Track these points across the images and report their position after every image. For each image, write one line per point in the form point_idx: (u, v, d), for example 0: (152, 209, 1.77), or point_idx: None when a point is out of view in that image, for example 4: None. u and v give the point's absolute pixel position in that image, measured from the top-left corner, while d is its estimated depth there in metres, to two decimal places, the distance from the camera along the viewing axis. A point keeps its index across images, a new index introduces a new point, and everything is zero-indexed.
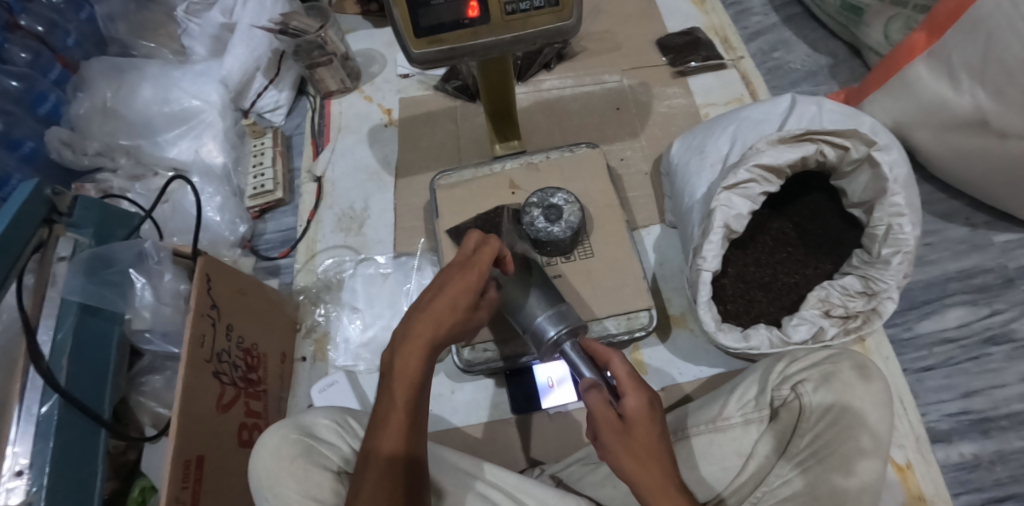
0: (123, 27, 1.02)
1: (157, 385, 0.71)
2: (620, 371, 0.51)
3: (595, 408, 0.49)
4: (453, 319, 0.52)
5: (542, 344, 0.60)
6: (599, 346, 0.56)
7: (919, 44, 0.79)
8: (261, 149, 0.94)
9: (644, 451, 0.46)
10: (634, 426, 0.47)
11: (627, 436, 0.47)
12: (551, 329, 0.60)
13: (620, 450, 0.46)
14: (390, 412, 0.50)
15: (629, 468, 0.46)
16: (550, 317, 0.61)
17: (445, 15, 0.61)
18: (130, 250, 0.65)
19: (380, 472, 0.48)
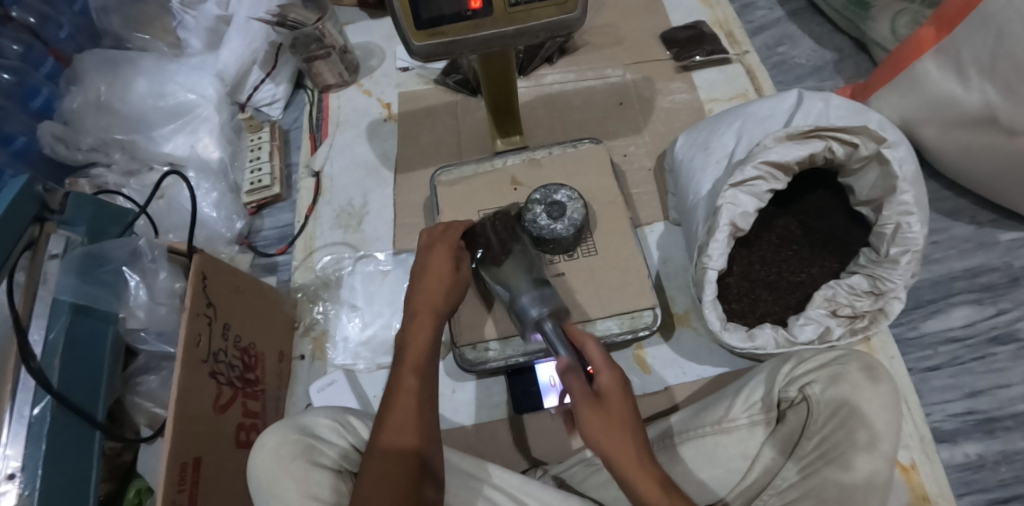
0: (117, 20, 0.99)
1: (153, 386, 0.69)
2: (593, 351, 0.50)
3: (573, 390, 0.49)
4: (439, 294, 0.56)
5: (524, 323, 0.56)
6: (576, 328, 0.55)
7: (927, 39, 0.78)
8: (258, 144, 0.93)
9: (616, 424, 0.46)
10: (608, 403, 0.47)
11: (601, 411, 0.47)
12: (534, 309, 0.56)
13: (596, 423, 0.46)
14: (395, 401, 0.50)
15: (601, 440, 0.46)
16: (534, 296, 0.57)
17: (446, 8, 0.60)
18: (124, 248, 0.64)
19: (389, 461, 0.47)
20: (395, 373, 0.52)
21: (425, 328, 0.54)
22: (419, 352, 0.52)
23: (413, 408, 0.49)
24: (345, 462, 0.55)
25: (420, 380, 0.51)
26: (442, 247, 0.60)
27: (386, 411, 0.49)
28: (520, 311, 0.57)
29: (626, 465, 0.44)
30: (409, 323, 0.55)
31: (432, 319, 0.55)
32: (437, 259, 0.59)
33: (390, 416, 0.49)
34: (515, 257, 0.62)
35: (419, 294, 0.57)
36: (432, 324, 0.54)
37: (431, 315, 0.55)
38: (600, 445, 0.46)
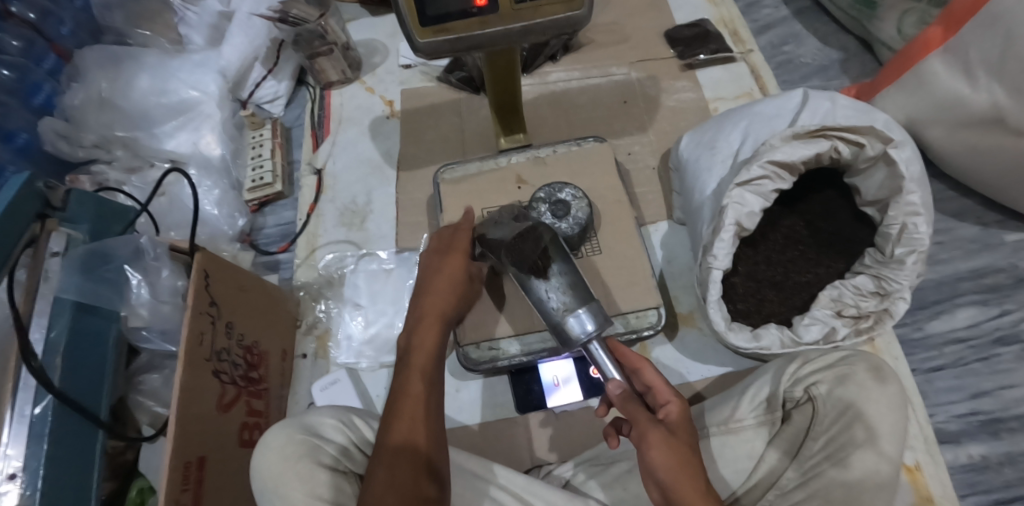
0: (119, 16, 0.99)
1: (156, 384, 0.69)
2: (658, 381, 0.51)
3: (638, 417, 0.48)
4: (444, 299, 0.60)
5: (569, 342, 0.53)
6: (628, 352, 0.55)
7: (935, 39, 0.78)
8: (260, 140, 0.92)
9: (687, 453, 0.46)
10: (678, 433, 0.47)
11: (674, 439, 0.46)
12: (587, 327, 0.52)
13: (666, 449, 0.46)
14: (402, 401, 0.51)
15: (671, 467, 0.45)
16: (588, 311, 0.53)
17: (452, 5, 0.59)
18: (127, 245, 0.63)
19: (392, 458, 0.47)
20: (402, 375, 0.53)
21: (432, 334, 0.56)
22: (428, 355, 0.55)
23: (422, 410, 0.50)
24: (349, 463, 0.55)
25: (428, 383, 0.52)
26: (452, 256, 0.62)
27: (394, 413, 0.50)
28: (568, 327, 0.52)
29: (695, 500, 0.43)
30: (415, 327, 0.58)
31: (437, 325, 0.58)
32: (443, 265, 0.62)
33: (397, 417, 0.50)
34: (561, 258, 0.56)
35: (424, 299, 0.60)
36: (437, 330, 0.57)
37: (437, 321, 0.58)
38: (668, 473, 0.45)
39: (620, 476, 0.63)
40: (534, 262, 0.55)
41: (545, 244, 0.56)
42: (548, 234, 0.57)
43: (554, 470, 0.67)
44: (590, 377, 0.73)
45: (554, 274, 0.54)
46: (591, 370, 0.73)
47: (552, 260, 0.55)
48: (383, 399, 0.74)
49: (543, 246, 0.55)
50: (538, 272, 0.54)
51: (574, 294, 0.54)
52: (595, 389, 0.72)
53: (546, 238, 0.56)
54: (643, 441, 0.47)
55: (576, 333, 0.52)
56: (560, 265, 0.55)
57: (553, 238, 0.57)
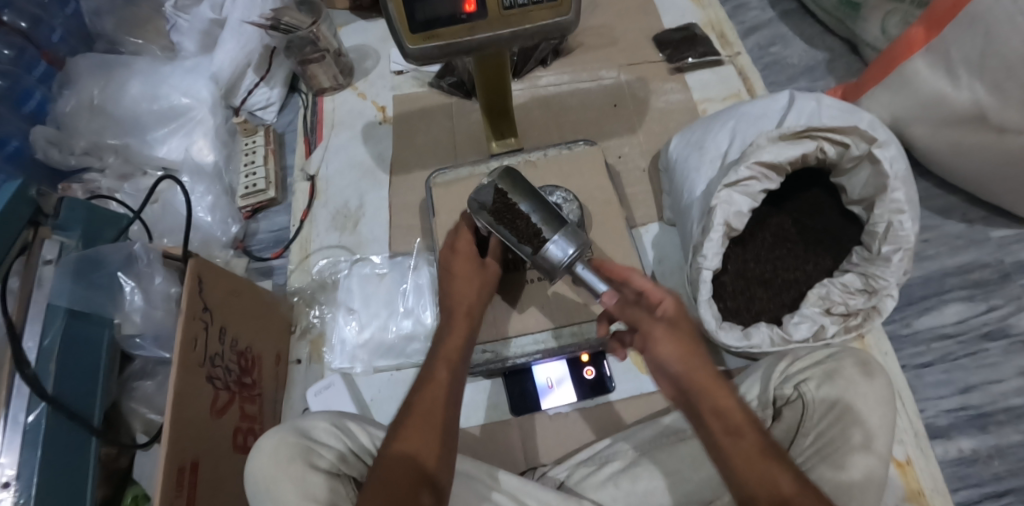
0: (111, 24, 0.99)
1: (149, 390, 0.69)
2: (647, 284, 0.52)
3: (638, 319, 0.51)
4: (469, 294, 0.59)
5: (554, 270, 0.52)
6: (612, 264, 0.56)
7: (918, 39, 0.79)
8: (252, 148, 0.93)
9: (692, 344, 0.48)
10: (679, 327, 0.49)
11: (674, 331, 0.49)
12: (565, 250, 0.52)
13: (672, 342, 0.48)
14: (414, 405, 0.51)
15: (681, 356, 0.47)
16: (561, 236, 0.52)
17: (442, 10, 0.60)
18: (119, 252, 0.64)
19: (393, 464, 0.47)
20: (428, 365, 0.54)
21: (460, 333, 0.56)
22: (456, 349, 0.55)
23: (440, 404, 0.51)
24: (343, 466, 0.56)
25: (452, 374, 0.53)
26: (466, 250, 0.61)
27: (405, 414, 0.50)
28: (549, 257, 0.52)
29: (709, 382, 0.46)
30: (445, 323, 0.57)
31: (465, 323, 0.57)
32: (462, 262, 0.61)
33: (408, 422, 0.50)
34: (524, 197, 0.55)
35: (452, 296, 0.59)
36: (465, 331, 0.56)
37: (465, 319, 0.57)
38: (677, 366, 0.47)
39: (612, 475, 0.63)
40: (504, 214, 0.55)
41: (505, 193, 0.55)
42: (507, 179, 0.56)
43: (548, 472, 0.67)
44: (584, 378, 0.73)
45: (524, 217, 0.54)
46: (585, 371, 0.73)
47: (517, 204, 0.55)
48: (377, 403, 0.75)
49: (506, 195, 0.55)
50: (509, 222, 0.55)
51: (545, 227, 0.53)
52: (590, 390, 0.73)
53: (504, 186, 0.56)
54: (650, 337, 0.49)
55: (557, 261, 0.52)
56: (526, 204, 0.54)
57: (512, 179, 0.56)
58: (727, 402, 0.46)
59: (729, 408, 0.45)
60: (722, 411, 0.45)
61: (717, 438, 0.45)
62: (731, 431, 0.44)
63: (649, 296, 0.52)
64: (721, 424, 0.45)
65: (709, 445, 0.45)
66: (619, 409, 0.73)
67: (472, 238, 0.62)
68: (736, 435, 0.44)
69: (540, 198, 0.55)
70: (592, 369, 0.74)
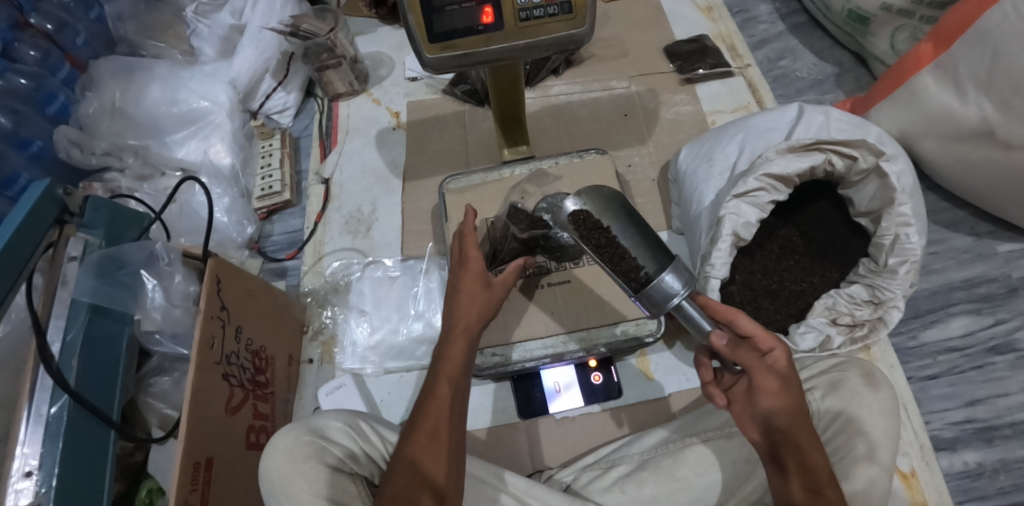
0: (133, 28, 1.02)
1: (166, 386, 0.70)
2: (757, 329, 0.52)
3: (748, 363, 0.52)
4: (473, 308, 0.57)
5: (662, 305, 0.50)
6: (715, 301, 0.55)
7: (925, 55, 0.80)
8: (269, 151, 0.95)
9: (800, 399, 0.51)
10: (790, 381, 0.51)
11: (787, 388, 0.51)
12: (676, 286, 0.50)
13: (786, 397, 0.50)
14: (421, 420, 0.52)
15: (792, 412, 0.50)
16: (670, 271, 0.50)
17: (459, 21, 0.62)
18: (142, 251, 0.65)
19: (405, 480, 0.49)
20: (431, 381, 0.54)
21: (460, 349, 0.54)
22: (457, 365, 0.54)
23: (445, 420, 0.51)
24: (354, 465, 0.57)
25: (453, 390, 0.53)
26: (474, 267, 0.59)
27: (413, 429, 0.52)
28: (658, 292, 0.50)
29: (809, 437, 0.50)
30: (445, 339, 0.56)
31: (466, 340, 0.55)
32: (469, 279, 0.58)
33: (417, 436, 0.51)
34: (619, 222, 0.54)
35: (454, 312, 0.57)
36: (464, 346, 0.55)
37: (464, 336, 0.55)
38: (782, 420, 0.50)
39: (619, 480, 0.64)
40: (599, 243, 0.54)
41: (596, 217, 0.54)
42: (598, 200, 0.55)
43: (555, 475, 0.68)
44: (592, 383, 0.74)
45: (617, 244, 0.53)
46: (592, 376, 0.74)
47: (610, 229, 0.54)
48: (387, 403, 0.76)
49: (595, 219, 0.54)
50: (603, 251, 0.54)
51: (646, 260, 0.51)
52: (598, 395, 0.74)
53: (595, 210, 0.55)
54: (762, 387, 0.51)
55: (668, 297, 0.50)
56: (619, 229, 0.53)
57: (603, 200, 0.55)
58: (818, 461, 0.49)
59: (819, 469, 0.49)
60: (812, 474, 0.49)
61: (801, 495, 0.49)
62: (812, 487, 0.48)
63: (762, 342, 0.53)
64: (807, 481, 0.49)
65: (787, 499, 0.49)
66: (626, 415, 0.74)
67: (481, 255, 0.60)
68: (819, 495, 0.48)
69: (632, 223, 0.54)
70: (600, 374, 0.74)
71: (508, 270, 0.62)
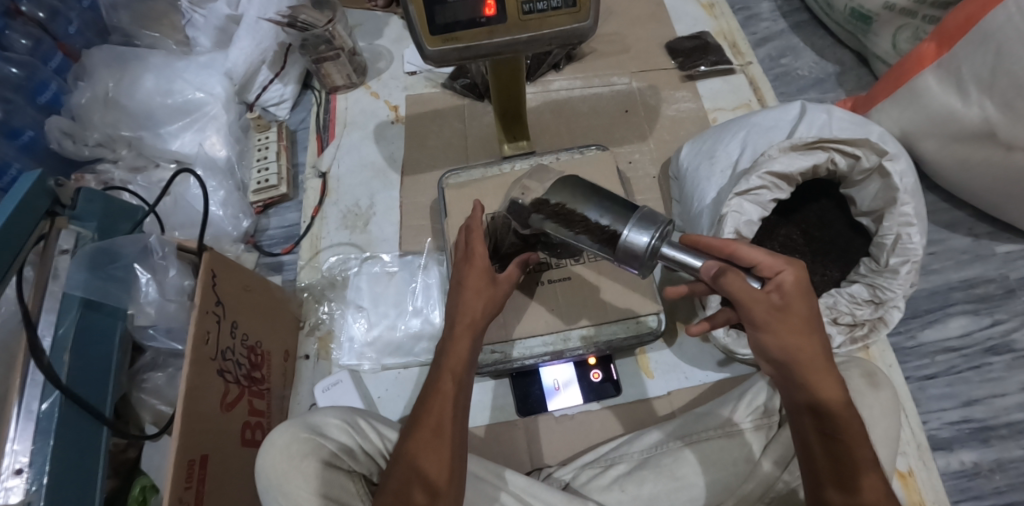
0: (127, 17, 0.99)
1: (159, 382, 0.68)
2: (761, 256, 0.52)
3: (740, 295, 0.49)
4: (477, 304, 0.56)
5: (640, 260, 0.49)
6: (708, 238, 0.55)
7: (928, 54, 0.80)
8: (265, 143, 0.92)
9: (801, 329, 0.50)
10: (790, 308, 0.50)
11: (785, 318, 0.50)
12: (643, 236, 0.49)
13: (782, 331, 0.50)
14: (424, 414, 0.51)
15: (791, 345, 0.50)
16: (632, 225, 0.49)
17: (462, 13, 0.61)
18: (136, 244, 0.63)
19: (402, 478, 0.49)
20: (434, 376, 0.53)
21: (464, 346, 0.54)
22: (460, 361, 0.53)
23: (448, 416, 0.51)
24: (353, 462, 0.56)
25: (456, 386, 0.52)
26: (479, 263, 0.58)
27: (416, 422, 0.51)
28: (628, 248, 0.49)
29: (813, 368, 0.50)
30: (448, 334, 0.55)
31: (470, 336, 0.54)
32: (473, 275, 0.57)
33: (418, 432, 0.50)
34: (582, 201, 0.52)
35: (457, 308, 0.56)
36: (469, 343, 0.54)
37: (468, 332, 0.54)
38: (787, 351, 0.50)
39: (618, 479, 0.64)
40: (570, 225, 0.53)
41: (564, 207, 0.53)
42: (561, 189, 0.54)
43: (554, 473, 0.68)
44: (590, 381, 0.74)
45: (588, 222, 0.51)
46: (591, 373, 0.74)
47: (578, 212, 0.52)
48: (384, 400, 0.75)
49: (565, 207, 0.53)
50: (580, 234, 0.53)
51: (611, 226, 0.50)
52: (597, 392, 0.74)
53: (559, 199, 0.54)
54: (755, 323, 0.50)
55: (641, 249, 0.49)
56: (587, 209, 0.52)
57: (569, 189, 0.54)
58: (829, 395, 0.49)
59: (831, 403, 0.49)
60: (826, 413, 0.49)
61: (816, 438, 0.50)
62: (825, 412, 0.49)
63: (764, 270, 0.52)
64: (819, 416, 0.50)
65: (803, 436, 0.51)
66: (625, 413, 0.74)
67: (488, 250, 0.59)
68: (836, 440, 0.49)
69: (589, 198, 0.52)
70: (599, 372, 0.74)
71: (511, 268, 0.61)
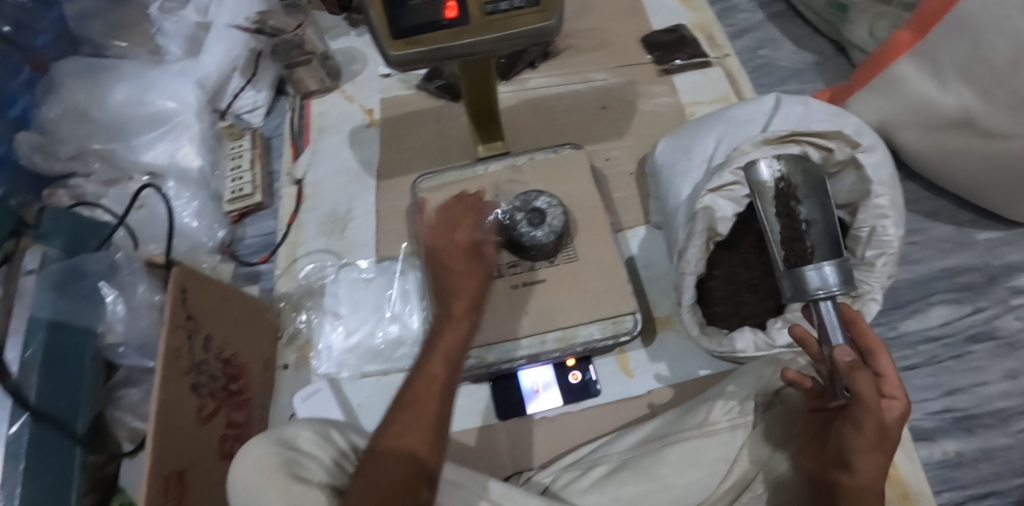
0: (97, 26, 0.99)
1: (134, 398, 0.67)
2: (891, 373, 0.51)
3: (862, 387, 0.47)
4: (469, 286, 0.52)
5: (804, 293, 0.53)
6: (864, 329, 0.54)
7: (904, 42, 0.79)
8: (238, 152, 0.91)
9: (885, 454, 0.49)
10: (890, 433, 0.49)
11: (881, 436, 0.48)
12: (831, 282, 0.53)
13: (871, 443, 0.49)
14: (410, 403, 0.46)
15: (867, 458, 0.49)
16: (835, 268, 0.53)
17: (424, 16, 0.60)
18: (102, 261, 0.64)
19: (387, 459, 0.43)
20: (422, 358, 0.49)
21: (460, 331, 0.50)
22: (453, 345, 0.50)
23: (435, 402, 0.47)
24: (327, 476, 0.54)
25: (446, 369, 0.48)
26: (465, 240, 0.54)
27: (400, 408, 0.46)
28: (799, 277, 0.54)
29: (872, 489, 0.49)
30: (440, 320, 0.51)
31: (465, 321, 0.51)
32: (461, 254, 0.54)
33: (403, 416, 0.45)
34: (810, 200, 0.58)
35: (449, 291, 0.52)
36: (467, 327, 0.51)
37: (466, 318, 0.51)
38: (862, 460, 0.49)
39: (601, 480, 0.63)
40: (784, 209, 0.58)
41: (787, 191, 0.59)
42: (803, 178, 0.59)
43: (534, 477, 0.68)
44: (570, 382, 0.74)
45: (795, 219, 0.57)
46: (570, 375, 0.74)
47: (797, 205, 0.58)
48: (364, 408, 0.74)
49: (785, 190, 0.59)
50: (779, 219, 0.58)
51: (819, 253, 0.55)
52: (577, 393, 0.74)
53: (793, 181, 0.59)
54: (857, 421, 0.49)
55: (811, 287, 0.53)
56: (807, 209, 0.57)
57: (813, 184, 0.59)
58: None
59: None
60: None
61: None
62: None
63: (886, 386, 0.51)
64: None
65: None
66: (606, 413, 0.73)
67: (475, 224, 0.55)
68: None
69: (825, 191, 0.58)
70: (578, 373, 0.74)
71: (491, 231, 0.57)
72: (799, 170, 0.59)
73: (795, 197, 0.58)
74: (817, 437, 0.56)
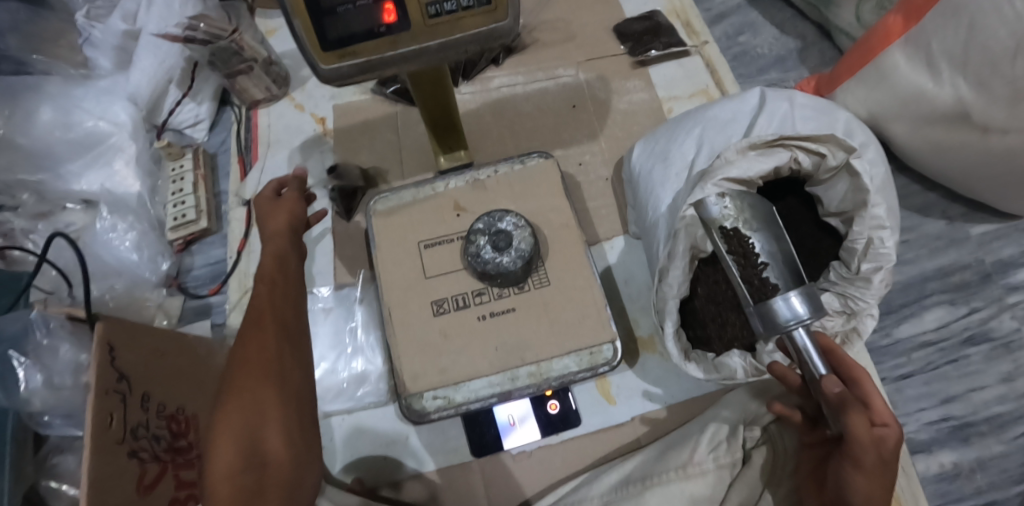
0: (15, 40, 0.89)
1: (73, 465, 0.62)
2: (880, 402, 0.47)
3: (857, 427, 0.45)
4: (283, 213, 0.57)
5: (778, 328, 0.49)
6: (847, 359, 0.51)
7: (895, 29, 0.73)
8: (180, 173, 0.84)
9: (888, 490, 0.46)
10: (888, 466, 0.46)
11: (880, 473, 0.46)
12: (800, 309, 0.49)
13: (873, 482, 0.46)
14: (253, 323, 0.46)
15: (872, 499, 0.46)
16: (800, 294, 0.50)
17: (357, 24, 0.52)
18: (17, 322, 0.59)
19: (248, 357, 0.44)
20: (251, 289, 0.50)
21: (278, 245, 0.54)
22: (276, 260, 0.53)
23: (275, 309, 0.48)
24: None
25: (279, 269, 0.52)
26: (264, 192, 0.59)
27: (245, 329, 0.46)
28: (771, 312, 0.50)
29: None
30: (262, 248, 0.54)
31: (287, 237, 0.55)
32: (262, 203, 0.58)
33: (250, 334, 0.46)
34: (761, 231, 0.57)
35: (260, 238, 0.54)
36: (286, 240, 0.55)
37: (285, 234, 0.55)
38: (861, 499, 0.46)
39: None
40: (738, 249, 0.56)
41: (738, 228, 0.57)
42: (751, 208, 0.58)
43: None
44: (548, 413, 0.69)
45: (753, 252, 0.55)
46: (547, 406, 0.69)
47: (746, 235, 0.57)
48: (331, 450, 0.70)
49: (735, 231, 0.57)
50: (735, 255, 0.56)
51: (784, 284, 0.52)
52: (556, 426, 0.69)
53: (734, 216, 0.58)
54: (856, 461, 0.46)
55: (781, 319, 0.49)
56: (758, 238, 0.56)
57: (763, 214, 0.58)
58: None
59: None
60: None
61: None
62: None
63: (875, 415, 0.47)
64: None
65: None
66: (587, 445, 0.69)
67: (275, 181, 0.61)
68: None
69: (774, 223, 0.57)
70: (557, 403, 0.70)
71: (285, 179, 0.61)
72: (744, 202, 0.59)
73: (745, 234, 0.57)
74: (817, 472, 0.52)
